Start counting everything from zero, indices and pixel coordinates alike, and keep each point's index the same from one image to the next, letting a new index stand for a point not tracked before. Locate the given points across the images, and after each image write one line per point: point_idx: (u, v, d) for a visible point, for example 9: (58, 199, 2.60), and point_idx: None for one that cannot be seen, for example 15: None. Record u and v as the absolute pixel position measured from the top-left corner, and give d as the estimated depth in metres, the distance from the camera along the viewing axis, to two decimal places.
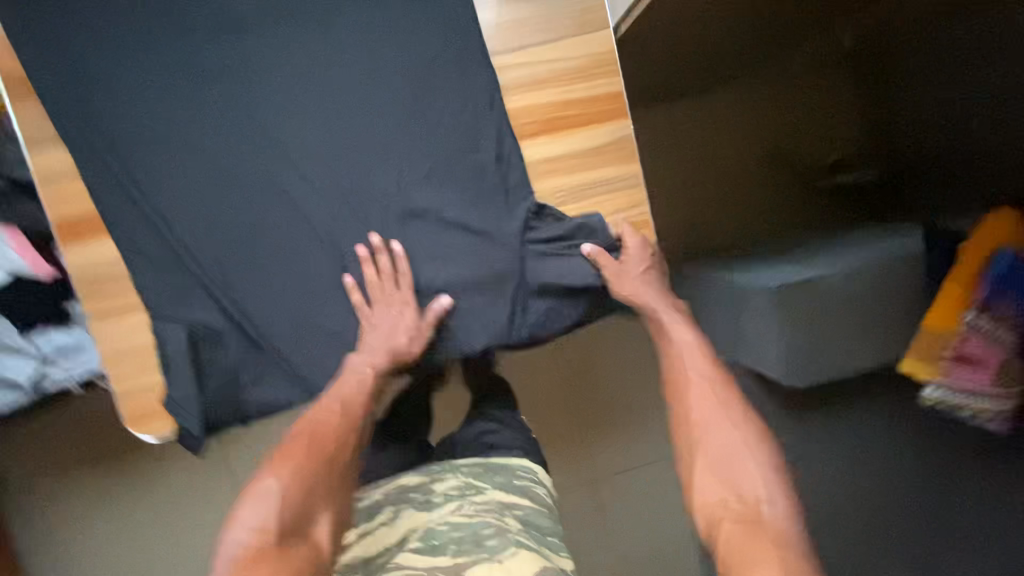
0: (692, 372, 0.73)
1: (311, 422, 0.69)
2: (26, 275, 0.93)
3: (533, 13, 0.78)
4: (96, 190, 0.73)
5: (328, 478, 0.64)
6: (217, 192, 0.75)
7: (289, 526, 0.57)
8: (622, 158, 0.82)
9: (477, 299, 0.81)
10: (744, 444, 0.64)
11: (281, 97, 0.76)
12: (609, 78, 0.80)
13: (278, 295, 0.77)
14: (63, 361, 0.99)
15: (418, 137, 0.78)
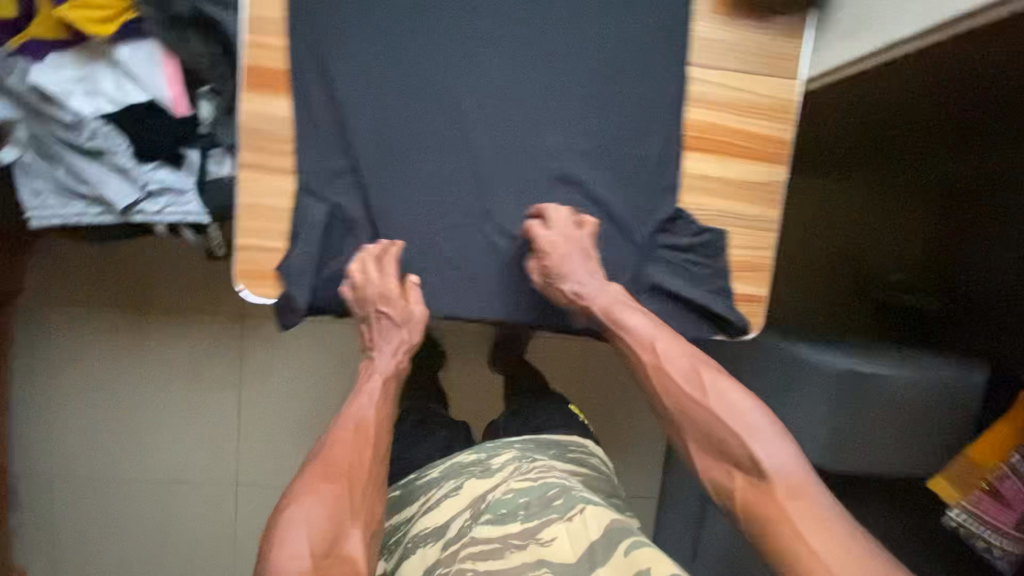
0: (648, 355, 0.76)
1: (326, 444, 0.72)
2: (166, 105, 0.93)
3: (738, 40, 0.81)
4: (296, 55, 0.75)
5: (353, 496, 0.68)
6: (400, 94, 0.77)
7: (323, 548, 0.63)
8: (769, 200, 0.85)
9: (594, 277, 0.83)
10: (726, 396, 0.72)
11: (486, 29, 0.78)
12: (787, 123, 0.84)
13: (416, 211, 0.79)
14: (162, 200, 0.99)
15: (596, 112, 0.80)
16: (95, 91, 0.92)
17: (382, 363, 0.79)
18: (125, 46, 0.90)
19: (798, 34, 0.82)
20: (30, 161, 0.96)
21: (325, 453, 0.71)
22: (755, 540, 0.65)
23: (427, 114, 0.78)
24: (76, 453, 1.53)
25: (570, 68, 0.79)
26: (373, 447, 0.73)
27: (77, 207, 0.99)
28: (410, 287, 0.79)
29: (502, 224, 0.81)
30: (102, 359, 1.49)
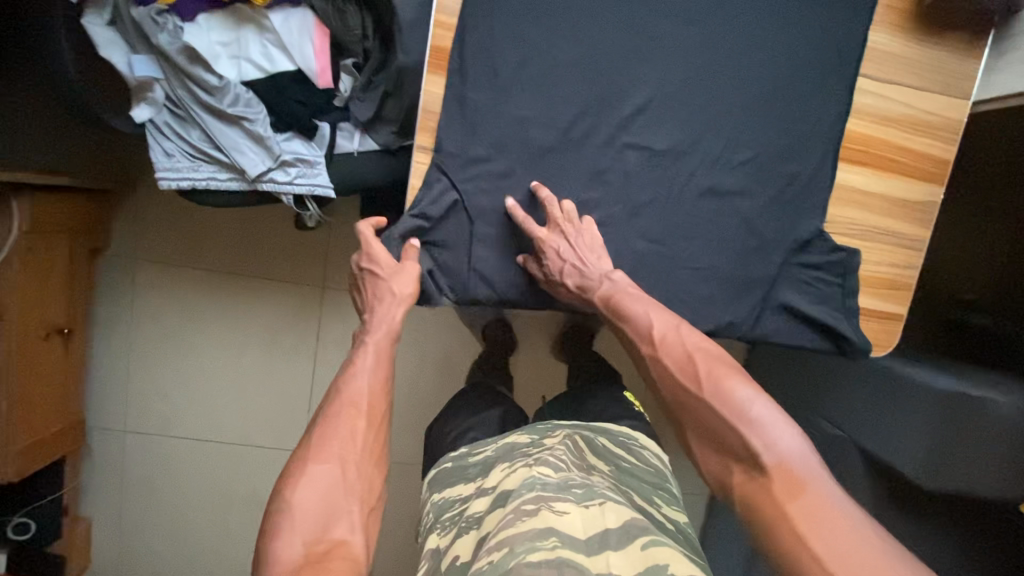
0: (644, 346, 0.76)
1: (321, 429, 0.74)
2: (311, 76, 0.92)
3: (916, 54, 0.80)
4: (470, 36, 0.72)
5: (348, 475, 0.70)
6: (564, 86, 0.75)
7: (315, 535, 0.65)
8: (914, 218, 0.84)
9: (741, 286, 0.83)
10: (724, 387, 0.70)
11: (661, 26, 0.77)
12: (945, 142, 0.83)
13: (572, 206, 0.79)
14: (293, 171, 0.99)
15: (767, 118, 0.79)
16: (241, 57, 0.91)
17: (375, 327, 0.85)
18: (278, 14, 0.89)
19: (975, 53, 0.80)
20: (163, 120, 0.96)
21: (324, 434, 0.73)
22: (753, 534, 0.64)
23: (600, 106, 0.76)
24: (145, 411, 1.53)
25: (746, 72, 0.78)
26: (373, 426, 0.76)
27: (206, 171, 0.98)
28: (414, 276, 0.74)
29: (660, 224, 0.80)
30: (177, 320, 1.50)
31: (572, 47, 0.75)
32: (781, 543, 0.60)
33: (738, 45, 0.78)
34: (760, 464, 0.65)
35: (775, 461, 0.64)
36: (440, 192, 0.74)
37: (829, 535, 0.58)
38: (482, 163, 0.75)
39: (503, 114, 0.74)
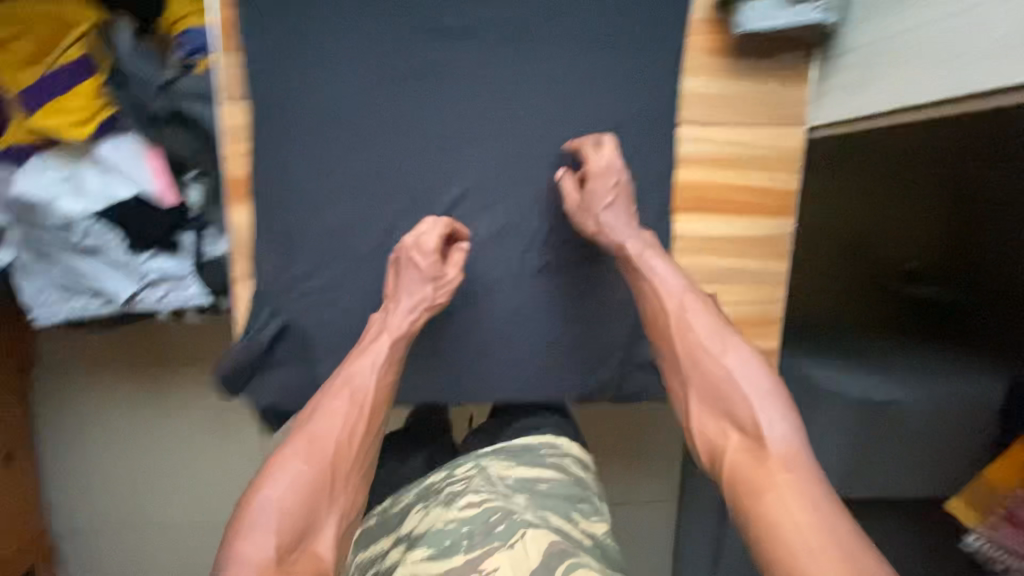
0: (671, 303, 0.69)
1: (306, 423, 0.62)
2: (154, 197, 0.91)
3: (740, 92, 0.77)
4: (269, 163, 0.71)
5: (336, 481, 0.59)
6: (376, 191, 0.73)
7: (291, 539, 0.54)
8: (769, 254, 0.82)
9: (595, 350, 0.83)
10: (746, 361, 0.64)
11: (469, 112, 0.73)
12: (787, 173, 0.80)
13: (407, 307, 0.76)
14: (162, 287, 0.99)
15: (592, 184, 0.78)
16: (82, 190, 0.91)
17: (395, 323, 0.70)
18: (107, 144, 0.87)
19: (803, 79, 0.77)
20: (23, 261, 0.96)
21: (310, 430, 0.61)
22: (732, 504, 0.57)
23: (418, 203, 0.74)
24: (97, 512, 1.54)
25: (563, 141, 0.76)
26: (354, 425, 0.63)
27: (78, 301, 0.99)
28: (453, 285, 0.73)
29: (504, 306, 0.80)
30: (112, 422, 1.50)
31: (377, 148, 0.73)
32: (760, 517, 0.53)
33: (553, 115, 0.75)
34: (760, 437, 0.58)
35: (778, 439, 0.58)
36: (267, 319, 0.74)
37: (811, 514, 0.51)
38: (305, 282, 0.74)
39: (316, 231, 0.73)
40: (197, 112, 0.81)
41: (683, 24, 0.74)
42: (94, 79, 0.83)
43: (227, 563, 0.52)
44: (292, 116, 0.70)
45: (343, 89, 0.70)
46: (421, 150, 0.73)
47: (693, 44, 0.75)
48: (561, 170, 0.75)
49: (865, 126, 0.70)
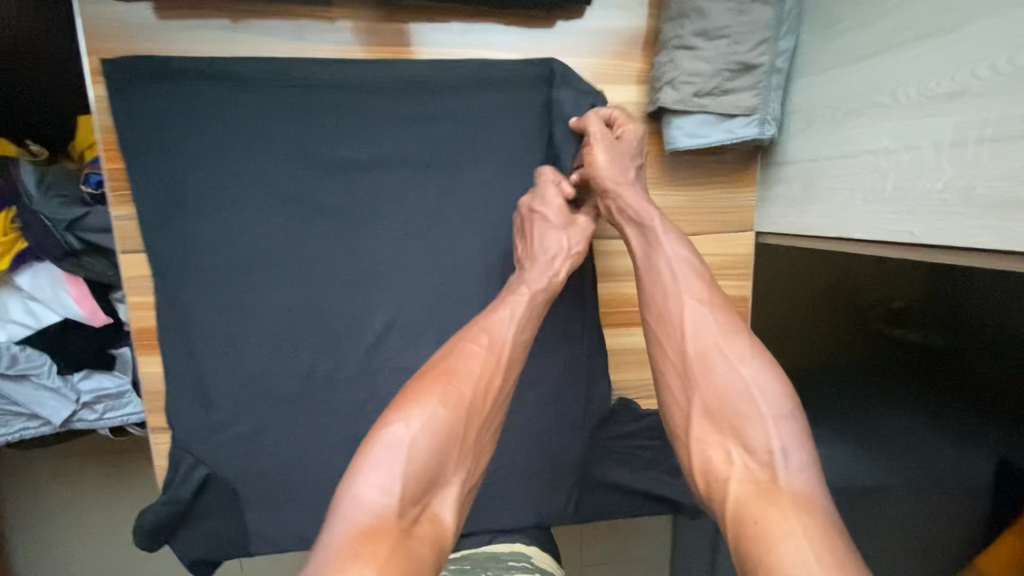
0: (684, 296, 0.59)
1: (449, 359, 0.55)
2: (84, 321, 0.88)
3: (680, 201, 0.73)
4: (182, 311, 0.67)
5: (469, 436, 0.52)
6: (297, 331, 0.69)
7: (413, 495, 0.47)
8: None
9: (549, 478, 0.76)
10: (762, 372, 0.53)
11: (391, 243, 0.69)
12: (738, 281, 0.76)
13: (336, 451, 0.71)
14: (100, 407, 0.94)
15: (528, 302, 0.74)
16: (6, 318, 0.88)
17: (535, 278, 0.63)
18: (24, 274, 0.84)
19: (748, 184, 0.73)
20: None
21: (452, 364, 0.54)
22: (730, 544, 0.46)
23: (343, 340, 0.70)
24: None
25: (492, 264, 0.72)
26: (490, 382, 0.55)
27: (16, 424, 0.94)
28: (585, 233, 0.67)
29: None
30: None
31: (298, 286, 0.68)
32: (765, 554, 0.42)
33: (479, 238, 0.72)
34: (773, 467, 0.48)
35: (792, 473, 0.48)
36: (188, 472, 0.69)
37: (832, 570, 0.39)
38: (228, 429, 0.69)
39: (237, 377, 0.69)
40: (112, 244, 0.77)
41: None
42: (7, 212, 0.79)
43: (342, 499, 0.46)
44: (201, 263, 0.66)
45: (258, 230, 0.67)
46: (343, 286, 0.69)
47: None
48: (592, 115, 0.67)
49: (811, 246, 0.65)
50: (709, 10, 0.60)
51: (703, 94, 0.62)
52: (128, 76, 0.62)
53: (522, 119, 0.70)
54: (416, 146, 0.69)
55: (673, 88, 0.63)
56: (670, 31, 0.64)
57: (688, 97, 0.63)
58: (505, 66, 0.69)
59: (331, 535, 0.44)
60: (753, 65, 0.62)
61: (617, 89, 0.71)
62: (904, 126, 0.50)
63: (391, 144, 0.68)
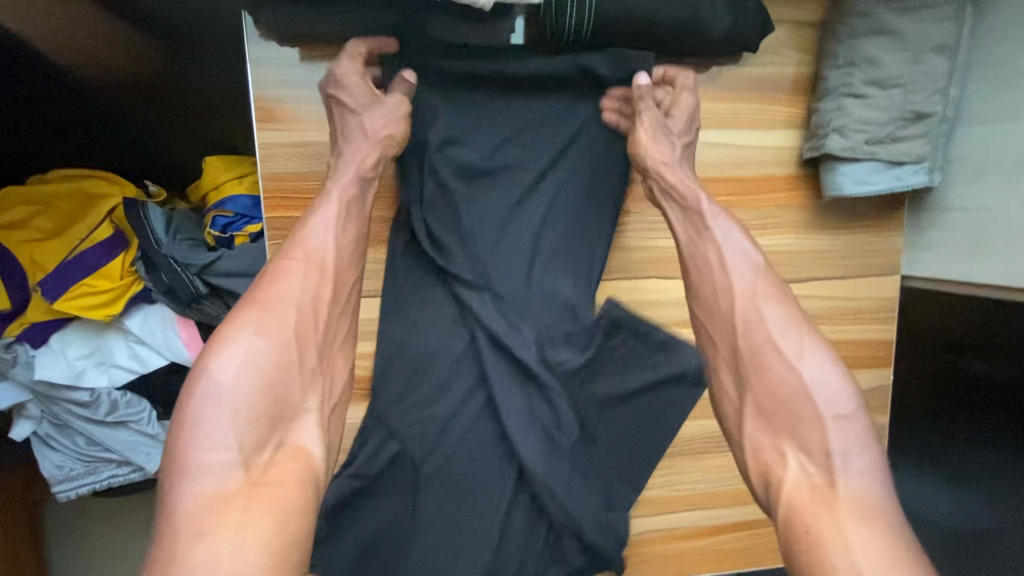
0: (740, 281, 0.53)
1: (263, 296, 0.51)
2: (190, 365, 0.83)
3: (827, 245, 0.71)
4: (398, 269, 0.64)
5: (304, 362, 0.50)
6: (502, 292, 0.64)
7: (258, 441, 0.46)
8: (869, 406, 0.76)
9: (557, 452, 0.64)
10: (819, 369, 0.49)
11: (576, 213, 0.66)
12: (886, 323, 0.74)
13: (503, 442, 0.64)
14: None
15: (502, 251, 0.64)
16: (108, 364, 0.83)
17: (342, 171, 0.57)
18: (135, 317, 0.81)
19: (894, 228, 0.71)
20: (46, 432, 0.88)
21: (269, 293, 0.50)
22: (784, 554, 0.45)
23: (550, 304, 0.65)
24: None
25: (538, 223, 0.65)
26: (328, 303, 0.53)
27: (106, 469, 0.90)
28: (398, 116, 0.59)
29: (433, 421, 0.63)
30: None
31: (524, 240, 0.65)
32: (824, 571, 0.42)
33: (517, 177, 0.65)
34: (831, 469, 0.46)
35: (850, 475, 0.46)
36: (380, 444, 0.63)
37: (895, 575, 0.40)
38: (425, 408, 0.64)
39: (441, 343, 0.64)
40: (239, 289, 0.74)
41: (763, 181, 0.69)
42: (126, 255, 0.77)
43: (187, 474, 0.43)
44: (445, 210, 0.63)
45: (496, 186, 0.64)
46: (559, 242, 0.66)
47: (778, 199, 0.69)
48: (640, 79, 0.61)
49: (974, 290, 0.65)
50: (884, 60, 0.60)
51: (876, 142, 0.61)
52: (304, 126, 0.63)
53: None
54: (576, 171, 0.66)
55: (841, 135, 0.63)
56: (837, 79, 0.63)
57: (859, 144, 0.62)
58: None
59: (182, 501, 0.43)
60: (926, 114, 0.61)
61: (773, 131, 0.68)
62: None
63: (553, 171, 0.65)
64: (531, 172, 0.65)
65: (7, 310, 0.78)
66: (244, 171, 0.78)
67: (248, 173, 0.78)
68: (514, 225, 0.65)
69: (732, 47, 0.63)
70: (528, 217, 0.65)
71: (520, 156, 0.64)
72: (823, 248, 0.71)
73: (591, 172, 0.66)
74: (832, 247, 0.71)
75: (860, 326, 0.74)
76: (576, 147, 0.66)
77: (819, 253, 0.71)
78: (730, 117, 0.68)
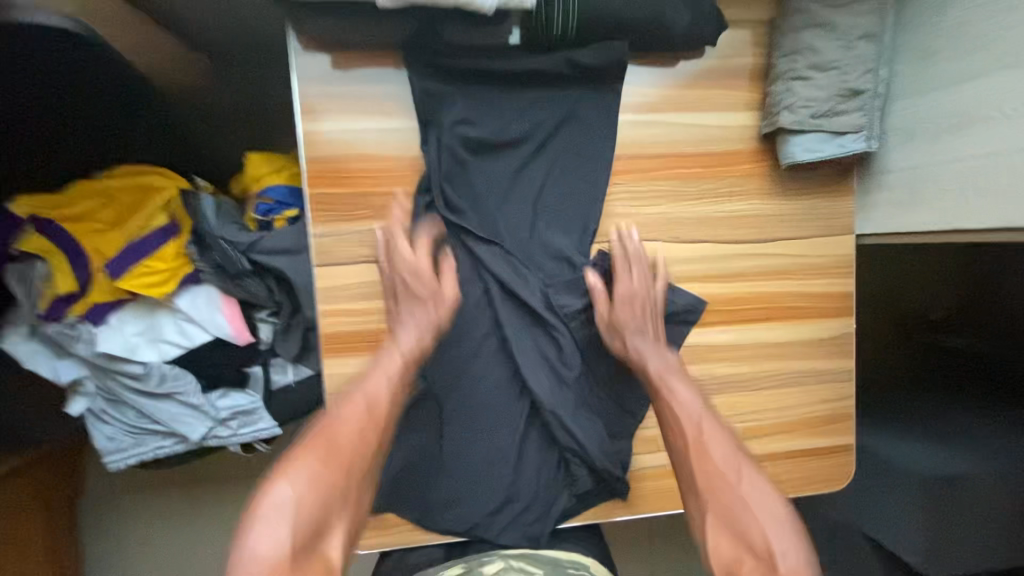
0: (691, 427, 0.70)
1: (327, 428, 0.66)
2: (231, 339, 0.94)
3: (788, 209, 0.82)
4: (420, 230, 0.75)
5: (346, 488, 0.64)
6: (509, 248, 0.76)
7: (303, 533, 0.59)
8: (837, 353, 0.85)
9: (562, 383, 0.78)
10: (756, 489, 0.65)
11: (570, 182, 0.78)
12: (845, 277, 0.84)
13: (513, 375, 0.78)
14: (235, 423, 0.97)
15: (509, 212, 0.77)
16: (159, 340, 0.93)
17: (404, 342, 0.72)
18: (184, 296, 0.91)
19: (845, 192, 0.82)
20: (100, 407, 0.97)
21: (331, 428, 0.66)
22: None
23: (548, 259, 0.78)
24: None
25: (538, 191, 0.77)
26: (372, 441, 0.67)
27: (151, 441, 0.99)
28: (450, 285, 0.75)
29: (454, 359, 0.77)
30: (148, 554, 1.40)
31: (526, 204, 0.77)
32: None
33: (520, 150, 0.76)
34: (774, 564, 0.60)
35: (789, 565, 0.60)
36: (408, 382, 0.75)
37: None
38: (449, 349, 0.77)
39: (458, 292, 0.77)
40: (279, 265, 0.84)
41: (730, 157, 0.81)
42: (178, 240, 0.89)
43: (243, 558, 0.57)
44: (459, 180, 0.75)
45: (500, 161, 0.76)
46: (554, 206, 0.78)
47: (743, 170, 0.81)
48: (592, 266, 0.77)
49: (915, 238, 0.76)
50: (822, 47, 0.72)
51: (819, 116, 0.73)
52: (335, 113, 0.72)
53: (658, 141, 0.79)
54: (566, 151, 0.77)
55: (791, 112, 0.74)
56: (785, 66, 0.75)
57: (806, 118, 0.74)
58: (644, 94, 0.78)
59: None
60: (859, 90, 0.73)
61: (734, 113, 0.80)
62: (1019, 134, 0.61)
63: (546, 152, 0.77)
64: (528, 152, 0.77)
65: (74, 291, 0.88)
66: (282, 165, 0.90)
67: (284, 166, 0.90)
68: (519, 190, 0.77)
69: (694, 43, 0.75)
70: (530, 183, 0.77)
71: (522, 130, 0.76)
72: (785, 213, 0.82)
73: (580, 151, 0.77)
74: (794, 212, 0.82)
75: (824, 280, 0.84)
76: (568, 123, 0.77)
77: (783, 217, 0.82)
78: (698, 102, 0.79)
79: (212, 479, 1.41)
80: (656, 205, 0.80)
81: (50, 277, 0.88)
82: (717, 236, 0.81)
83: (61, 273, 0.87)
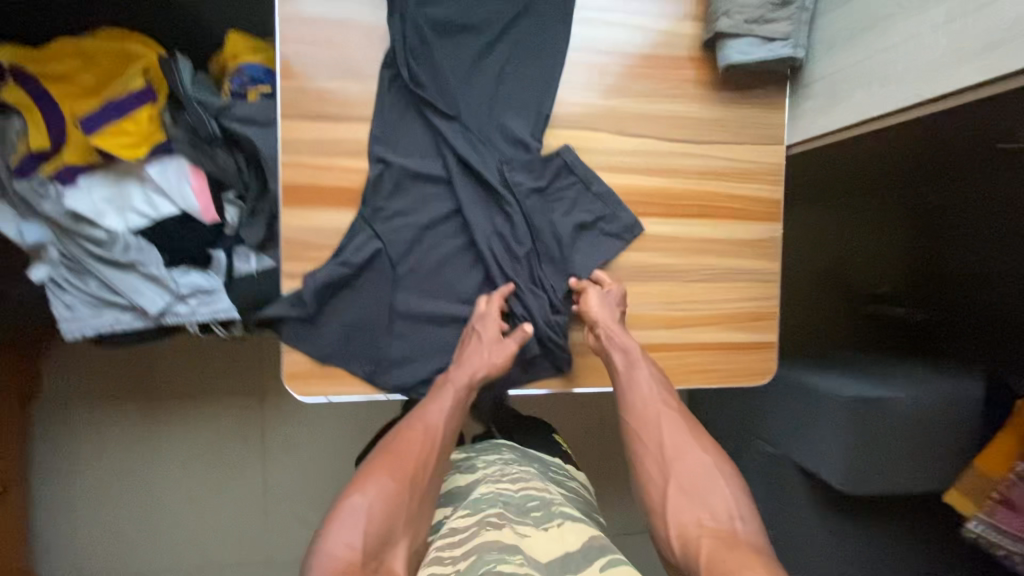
0: (655, 410, 0.78)
1: (397, 442, 0.72)
2: (196, 214, 0.96)
3: (725, 115, 0.90)
4: (383, 99, 0.81)
5: (411, 501, 0.67)
6: (467, 125, 0.83)
7: (375, 542, 0.62)
8: (764, 254, 0.93)
9: (511, 255, 0.85)
10: (716, 467, 0.71)
11: (527, 72, 0.85)
12: (774, 183, 0.92)
13: (464, 245, 0.85)
14: (193, 301, 0.98)
15: (469, 93, 0.83)
16: (126, 208, 0.95)
17: (457, 376, 0.79)
18: (154, 165, 0.95)
19: (777, 104, 0.90)
20: (60, 275, 0.95)
21: (395, 448, 0.71)
22: None
23: (504, 139, 0.84)
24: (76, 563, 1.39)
25: (496, 76, 0.84)
26: (433, 460, 0.72)
27: (109, 314, 0.96)
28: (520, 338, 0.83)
29: (410, 223, 0.83)
30: (99, 461, 1.40)
31: (484, 88, 0.84)
32: None
33: (482, 38, 0.84)
34: (732, 525, 0.64)
35: (747, 530, 0.64)
36: (366, 239, 0.81)
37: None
38: (405, 215, 0.83)
39: (418, 161, 0.83)
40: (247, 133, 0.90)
41: (672, 61, 0.88)
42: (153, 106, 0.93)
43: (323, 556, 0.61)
44: (422, 55, 0.81)
45: (462, 44, 0.83)
46: (511, 92, 0.85)
47: (683, 74, 0.88)
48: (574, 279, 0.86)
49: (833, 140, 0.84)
50: None
51: (753, 20, 0.81)
52: None
53: (607, 39, 0.86)
54: (522, 43, 0.85)
55: (727, 17, 0.82)
56: None
57: (740, 23, 0.82)
58: None
59: None
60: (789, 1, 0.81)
61: (678, 22, 0.88)
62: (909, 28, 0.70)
63: (505, 41, 0.85)
64: (488, 39, 0.84)
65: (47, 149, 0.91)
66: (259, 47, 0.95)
67: (263, 49, 0.95)
68: (479, 74, 0.84)
69: None
70: (489, 68, 0.84)
71: (483, 18, 0.83)
72: (721, 118, 0.90)
73: (536, 43, 0.85)
74: (730, 119, 0.90)
75: (754, 184, 0.91)
76: (526, 16, 0.85)
77: (719, 123, 0.90)
78: (645, 8, 0.87)
79: (170, 389, 1.41)
80: (602, 98, 0.87)
81: (25, 132, 0.91)
82: (657, 133, 0.88)
83: (35, 129, 0.91)
